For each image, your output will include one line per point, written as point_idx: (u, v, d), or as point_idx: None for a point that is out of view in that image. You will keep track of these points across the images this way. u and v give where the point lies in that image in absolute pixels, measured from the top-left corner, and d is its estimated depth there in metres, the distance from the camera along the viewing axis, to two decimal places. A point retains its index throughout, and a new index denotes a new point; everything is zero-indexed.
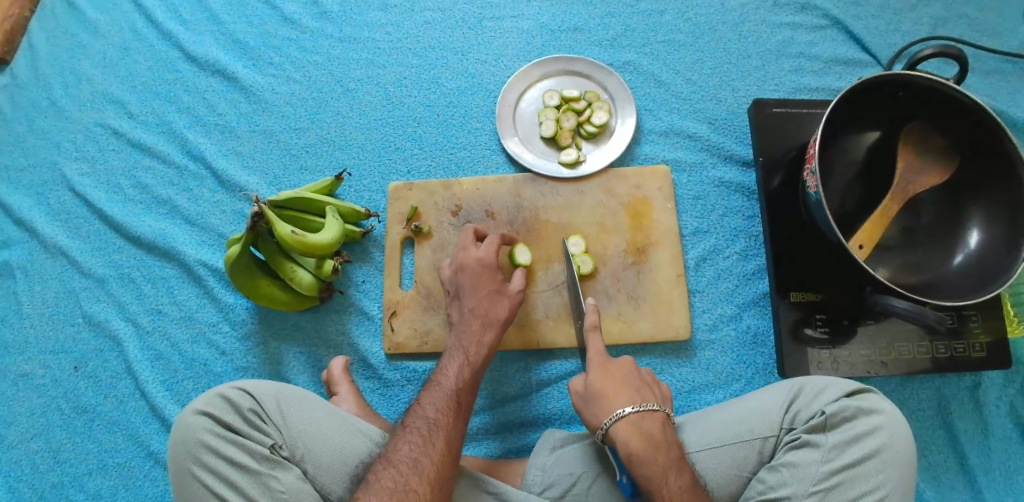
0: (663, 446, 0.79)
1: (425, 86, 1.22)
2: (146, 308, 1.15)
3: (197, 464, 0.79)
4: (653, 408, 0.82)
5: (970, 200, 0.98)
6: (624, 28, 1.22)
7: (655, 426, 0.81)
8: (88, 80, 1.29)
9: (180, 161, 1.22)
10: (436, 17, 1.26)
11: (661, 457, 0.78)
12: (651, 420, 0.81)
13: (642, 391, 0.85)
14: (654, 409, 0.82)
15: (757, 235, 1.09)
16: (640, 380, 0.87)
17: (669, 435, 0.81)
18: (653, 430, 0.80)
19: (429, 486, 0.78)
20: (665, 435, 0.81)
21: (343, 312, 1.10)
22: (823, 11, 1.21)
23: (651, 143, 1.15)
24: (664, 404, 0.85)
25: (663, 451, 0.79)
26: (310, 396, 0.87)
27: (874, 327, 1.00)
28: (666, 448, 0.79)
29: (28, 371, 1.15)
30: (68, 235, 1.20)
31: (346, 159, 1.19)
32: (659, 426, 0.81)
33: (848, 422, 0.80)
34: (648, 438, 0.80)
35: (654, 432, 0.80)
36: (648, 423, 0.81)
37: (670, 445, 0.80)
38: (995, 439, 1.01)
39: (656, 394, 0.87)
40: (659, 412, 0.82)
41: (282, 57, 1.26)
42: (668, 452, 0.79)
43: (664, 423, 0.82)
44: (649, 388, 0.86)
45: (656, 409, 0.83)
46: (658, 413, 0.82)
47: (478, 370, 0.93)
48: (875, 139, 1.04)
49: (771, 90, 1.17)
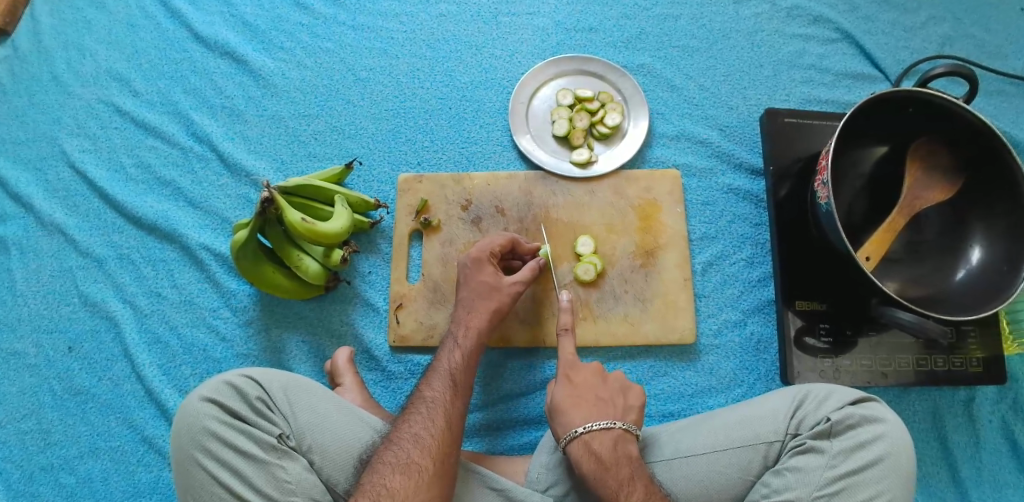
0: (612, 467, 0.80)
1: (438, 79, 1.21)
2: (144, 290, 1.13)
3: (201, 451, 0.78)
4: (606, 426, 0.83)
5: (973, 218, 1.00)
6: (639, 31, 1.23)
7: (605, 445, 0.82)
8: (92, 56, 1.26)
9: (185, 142, 1.20)
10: (450, 10, 1.25)
11: (609, 477, 0.79)
12: (602, 439, 0.82)
13: (599, 406, 0.85)
14: (606, 427, 0.83)
15: (764, 242, 1.10)
16: (606, 391, 0.88)
17: (621, 451, 0.82)
18: (601, 450, 0.81)
19: (432, 461, 0.78)
20: (615, 454, 0.81)
21: (348, 303, 1.09)
22: (835, 24, 1.22)
23: (662, 146, 1.15)
24: (624, 418, 0.85)
25: (613, 471, 0.80)
26: (316, 387, 0.86)
27: (875, 339, 1.01)
28: (615, 468, 0.80)
29: (20, 350, 1.12)
30: (66, 213, 1.18)
31: (356, 149, 1.17)
32: (610, 445, 0.82)
33: (852, 429, 0.81)
34: (598, 459, 0.81)
35: (604, 452, 0.81)
36: (599, 441, 0.82)
37: (620, 463, 0.80)
38: (986, 452, 1.03)
39: (620, 406, 0.86)
40: (613, 429, 0.83)
41: (293, 42, 1.24)
42: (618, 470, 0.80)
43: (616, 441, 0.82)
44: (608, 401, 0.86)
45: (609, 426, 0.83)
46: (611, 430, 0.83)
47: (475, 350, 0.91)
48: (882, 153, 1.06)
49: (782, 101, 1.18)
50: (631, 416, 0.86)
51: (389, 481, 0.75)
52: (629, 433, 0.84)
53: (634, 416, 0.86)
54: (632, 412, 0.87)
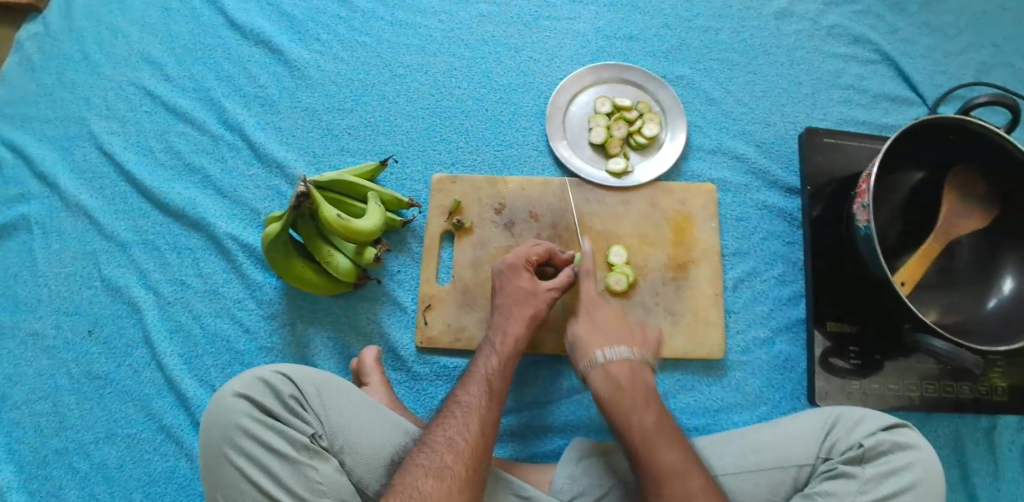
0: (628, 390, 0.86)
1: (475, 80, 1.20)
2: (168, 277, 1.12)
3: (232, 448, 0.78)
4: (625, 353, 0.89)
5: (1006, 248, 1.00)
6: (679, 42, 1.22)
7: (623, 369, 0.88)
8: (123, 37, 1.25)
9: (216, 130, 1.18)
10: (491, 10, 1.24)
11: (626, 398, 0.85)
12: (620, 364, 0.88)
13: (618, 334, 0.92)
14: (624, 353, 0.89)
15: (795, 262, 1.10)
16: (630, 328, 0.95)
17: (638, 380, 0.88)
18: (618, 373, 0.88)
19: (463, 466, 0.77)
20: (632, 379, 0.87)
21: (376, 301, 1.09)
22: (875, 46, 1.22)
23: (698, 160, 1.15)
24: (641, 347, 0.91)
25: (629, 394, 0.85)
26: (350, 387, 0.85)
27: (904, 364, 1.01)
28: (631, 391, 0.86)
29: (38, 331, 1.10)
30: (91, 194, 1.16)
31: (390, 146, 1.16)
32: (627, 369, 0.88)
33: (885, 456, 0.82)
34: (615, 381, 0.87)
35: (622, 377, 0.87)
36: (617, 365, 0.88)
37: (636, 387, 0.86)
38: (1006, 482, 1.03)
39: (641, 339, 0.93)
40: (631, 355, 0.89)
41: (329, 34, 1.23)
42: (634, 392, 0.86)
43: (633, 368, 0.88)
44: (626, 329, 0.93)
45: (627, 354, 0.89)
46: (628, 357, 0.89)
47: (510, 357, 0.90)
48: (918, 179, 1.05)
49: (819, 119, 1.18)
50: (649, 351, 0.92)
51: (420, 485, 0.74)
52: (646, 365, 0.90)
53: (651, 352, 0.93)
54: (648, 346, 0.93)
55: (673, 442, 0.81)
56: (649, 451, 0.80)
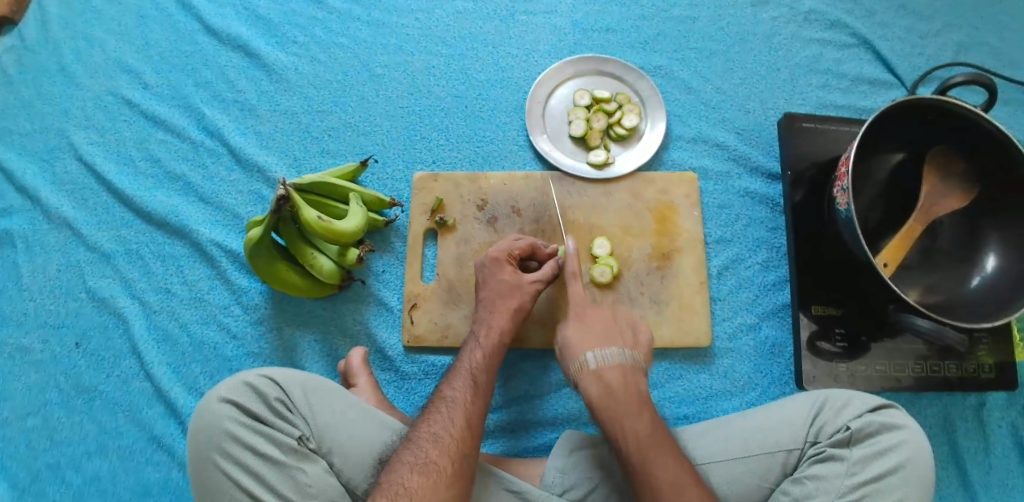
0: (687, 492, 0.74)
1: (454, 77, 1.20)
2: (153, 286, 1.12)
3: (219, 453, 0.77)
4: (666, 448, 0.79)
5: (987, 226, 1.01)
6: (656, 32, 1.22)
7: (669, 465, 0.77)
8: (101, 47, 1.24)
9: (196, 137, 1.18)
10: (467, 7, 1.24)
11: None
12: (664, 460, 0.77)
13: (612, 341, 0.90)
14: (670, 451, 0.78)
15: (779, 247, 1.10)
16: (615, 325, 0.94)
17: (689, 478, 0.76)
18: (665, 468, 0.76)
19: (449, 461, 0.77)
20: (686, 478, 0.76)
21: (361, 301, 1.08)
22: (852, 29, 1.22)
23: (679, 149, 1.15)
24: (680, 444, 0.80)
25: (687, 497, 0.74)
26: (335, 388, 0.85)
27: (890, 345, 1.01)
28: (686, 491, 0.74)
29: (25, 345, 1.10)
30: (73, 206, 1.16)
31: (371, 146, 1.16)
32: (675, 468, 0.76)
33: (872, 437, 0.82)
34: (667, 481, 0.75)
35: (671, 472, 0.76)
36: (662, 462, 0.77)
37: (690, 488, 0.75)
38: (996, 458, 1.04)
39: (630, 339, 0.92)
40: (677, 455, 0.78)
41: (307, 37, 1.23)
42: (694, 496, 0.74)
43: (680, 467, 0.77)
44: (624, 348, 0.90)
45: (671, 451, 0.78)
46: (670, 454, 0.78)
47: (495, 351, 0.90)
48: (898, 160, 1.06)
49: (798, 105, 1.18)
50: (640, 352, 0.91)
51: (405, 481, 0.75)
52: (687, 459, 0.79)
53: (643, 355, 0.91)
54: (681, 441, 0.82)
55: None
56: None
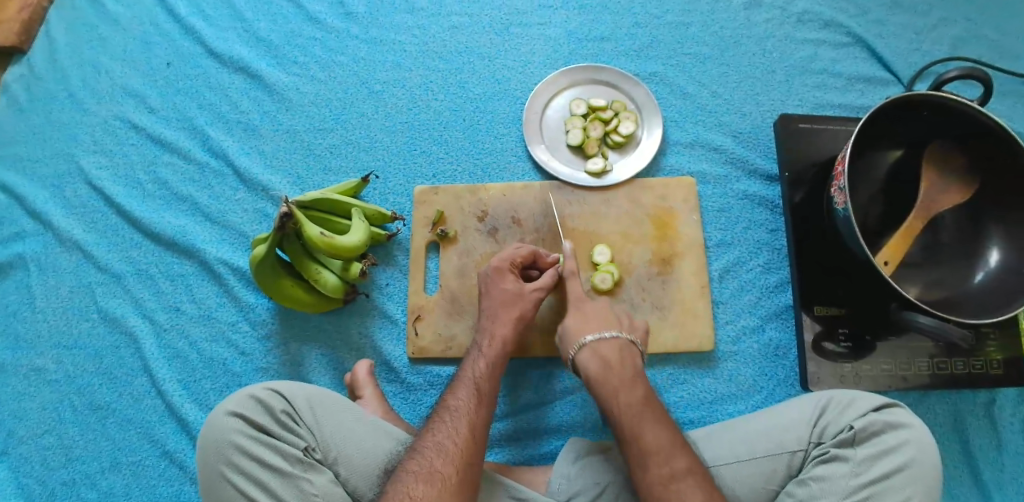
0: (617, 368, 0.87)
1: (451, 91, 1.22)
2: (163, 305, 1.14)
3: (228, 466, 0.79)
4: (613, 335, 0.90)
5: (989, 220, 1.00)
6: (651, 39, 1.23)
7: (612, 351, 0.88)
8: (108, 73, 1.28)
9: (202, 158, 1.21)
10: (462, 22, 1.26)
11: (614, 377, 0.85)
12: (609, 345, 0.89)
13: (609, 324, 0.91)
14: (614, 337, 0.90)
15: (780, 248, 1.10)
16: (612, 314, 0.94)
17: (626, 357, 0.88)
18: (608, 354, 0.88)
19: (454, 469, 0.78)
20: (621, 358, 0.88)
21: (366, 315, 1.10)
22: (847, 29, 1.22)
23: (677, 154, 1.16)
24: (631, 332, 0.92)
25: (617, 371, 0.86)
26: (340, 400, 0.87)
27: (895, 343, 1.01)
28: (620, 369, 0.87)
29: (40, 366, 1.13)
30: (84, 229, 1.19)
31: (371, 161, 1.18)
32: (617, 350, 0.88)
33: (876, 436, 0.82)
34: (605, 363, 0.87)
35: (610, 355, 0.88)
36: (606, 347, 0.88)
37: (624, 366, 0.87)
38: (1009, 454, 1.03)
39: (627, 325, 0.93)
40: (619, 338, 0.90)
41: (306, 56, 1.25)
42: (622, 370, 0.86)
43: (621, 348, 0.89)
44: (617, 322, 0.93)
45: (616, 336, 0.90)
46: (618, 339, 0.90)
47: (497, 359, 0.91)
48: (898, 157, 1.05)
49: (794, 106, 1.19)
50: (638, 336, 0.93)
51: (410, 490, 0.75)
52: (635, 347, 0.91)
53: (639, 338, 0.93)
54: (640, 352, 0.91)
55: (654, 422, 0.81)
56: (636, 440, 0.80)
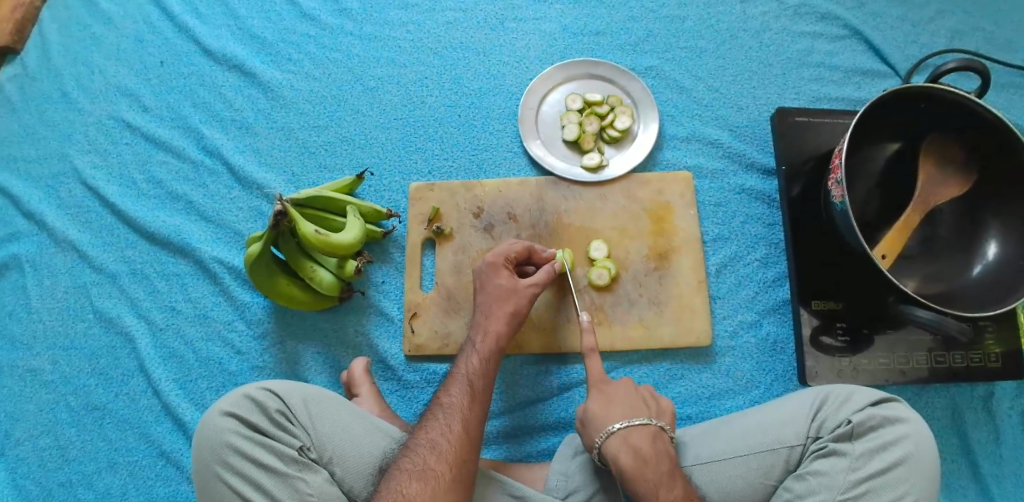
0: (652, 461, 0.80)
1: (446, 87, 1.21)
2: (159, 305, 1.13)
3: (222, 465, 0.78)
4: (643, 423, 0.84)
5: (987, 213, 0.99)
6: (647, 33, 1.22)
7: (644, 440, 0.82)
8: (101, 72, 1.27)
9: (196, 156, 1.20)
10: (457, 17, 1.25)
11: (649, 471, 0.79)
12: (640, 434, 0.82)
13: (636, 406, 0.86)
14: (643, 423, 0.84)
15: (778, 242, 1.10)
16: (638, 395, 0.88)
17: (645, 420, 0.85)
18: (641, 445, 0.81)
19: (449, 467, 0.78)
20: (654, 448, 0.81)
21: (362, 313, 1.09)
22: (844, 21, 1.22)
23: (673, 148, 1.15)
24: (659, 417, 0.86)
25: (653, 466, 0.80)
26: (335, 399, 0.86)
27: (892, 337, 1.01)
28: (655, 463, 0.80)
29: (36, 367, 1.12)
30: (78, 229, 1.18)
31: (366, 159, 1.17)
32: (649, 440, 0.82)
33: (874, 431, 0.82)
34: (638, 453, 0.81)
35: (644, 449, 0.81)
36: (637, 437, 0.82)
37: (660, 459, 0.80)
38: (1007, 447, 1.03)
39: (654, 409, 0.87)
40: (650, 426, 0.84)
41: (300, 53, 1.24)
42: (658, 465, 0.80)
43: (654, 438, 0.83)
44: (643, 403, 0.87)
45: (646, 423, 0.84)
46: (648, 427, 0.83)
47: (492, 356, 0.91)
48: (895, 149, 1.05)
49: (791, 99, 1.18)
50: (666, 418, 0.87)
51: (404, 487, 0.75)
52: (664, 433, 0.85)
53: (667, 420, 0.87)
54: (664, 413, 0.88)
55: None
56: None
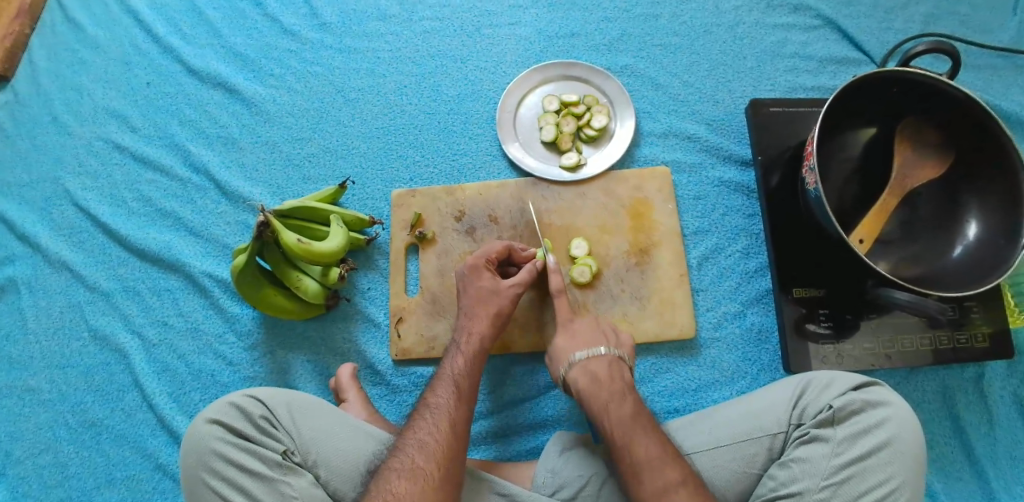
0: (606, 382, 0.88)
1: (425, 95, 1.23)
2: (151, 320, 1.15)
3: (209, 472, 0.80)
4: (601, 352, 0.91)
5: (967, 193, 0.99)
6: (621, 33, 1.24)
7: (601, 366, 0.89)
8: (90, 96, 1.30)
9: (183, 174, 1.22)
10: (434, 26, 1.27)
11: (604, 392, 0.86)
12: (598, 361, 0.90)
13: (597, 337, 0.93)
14: (603, 353, 0.91)
15: (758, 233, 1.10)
16: (600, 330, 0.95)
17: (616, 373, 0.89)
18: (597, 370, 0.89)
19: (437, 465, 0.78)
20: (609, 373, 0.89)
21: (349, 320, 1.11)
22: (816, 11, 1.23)
23: (651, 144, 1.16)
24: (618, 347, 0.93)
25: (607, 386, 0.87)
26: (320, 403, 0.87)
27: (877, 321, 1.00)
28: (609, 383, 0.87)
29: (34, 387, 1.14)
30: (72, 250, 1.21)
31: (349, 168, 1.19)
32: (606, 366, 0.89)
33: (857, 415, 0.81)
34: (595, 377, 0.88)
35: (599, 370, 0.89)
36: (595, 363, 0.90)
37: (614, 380, 0.88)
38: (1001, 428, 1.02)
39: (614, 340, 0.94)
40: (607, 355, 0.91)
41: (282, 69, 1.27)
42: (612, 385, 0.87)
43: (611, 364, 0.90)
44: (605, 335, 0.94)
45: (605, 352, 0.91)
46: (606, 355, 0.91)
47: (477, 357, 0.92)
48: (872, 134, 1.05)
49: (767, 91, 1.19)
50: (626, 351, 0.93)
51: (393, 487, 0.76)
52: (623, 361, 0.92)
53: (627, 352, 0.93)
54: (624, 346, 0.94)
55: (646, 434, 0.81)
56: (628, 451, 0.80)
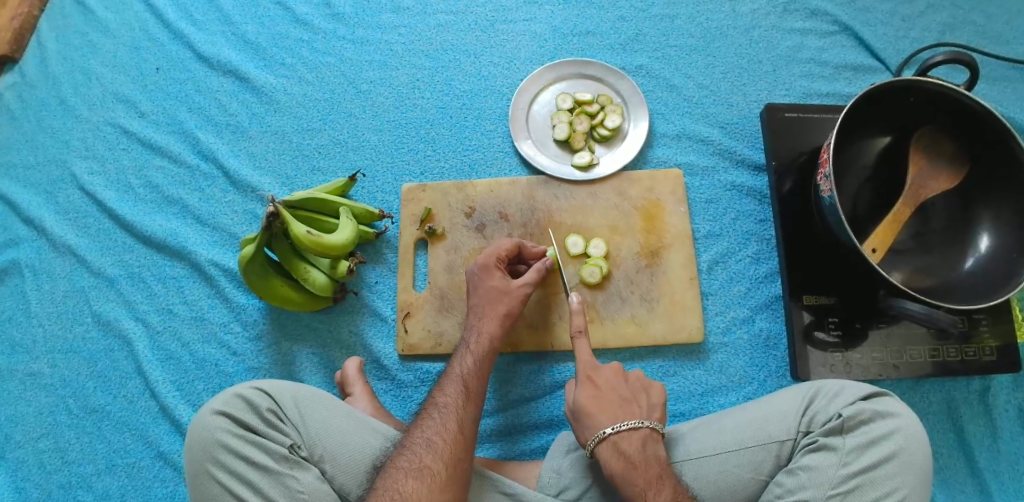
0: (640, 466, 0.81)
1: (438, 89, 1.22)
2: (156, 307, 1.15)
3: (216, 464, 0.79)
4: (633, 426, 0.84)
5: (980, 205, 0.99)
6: (636, 32, 1.23)
7: (635, 445, 0.83)
8: (98, 79, 1.29)
9: (191, 161, 1.21)
10: (448, 20, 1.26)
11: (638, 476, 0.80)
12: (631, 438, 0.83)
13: (625, 407, 0.86)
14: (635, 425, 0.84)
15: (769, 238, 1.10)
16: (629, 392, 0.89)
17: (650, 452, 0.83)
18: (630, 450, 0.82)
19: (443, 465, 0.78)
20: (644, 454, 0.82)
21: (356, 313, 1.10)
22: (833, 17, 1.22)
23: (663, 146, 1.16)
24: (649, 415, 0.86)
25: (641, 470, 0.81)
26: (327, 397, 0.87)
27: (886, 331, 1.00)
28: (644, 467, 0.81)
29: (35, 371, 1.13)
30: (77, 234, 1.20)
31: (359, 160, 1.19)
32: (639, 444, 0.83)
33: (866, 424, 0.81)
34: (628, 459, 0.82)
35: (632, 451, 0.82)
36: (627, 441, 0.83)
37: (648, 463, 0.81)
38: (1004, 441, 1.02)
39: (644, 404, 0.88)
40: (641, 429, 0.84)
41: (294, 58, 1.26)
42: (647, 469, 0.81)
43: (644, 441, 0.83)
44: (632, 403, 0.87)
45: (638, 426, 0.84)
46: (639, 430, 0.84)
47: (485, 358, 0.91)
48: (886, 143, 1.04)
49: (782, 95, 1.18)
50: (657, 416, 0.87)
51: (400, 486, 0.76)
52: (656, 432, 0.85)
53: (658, 417, 0.87)
54: (655, 409, 0.88)
55: None
56: None
